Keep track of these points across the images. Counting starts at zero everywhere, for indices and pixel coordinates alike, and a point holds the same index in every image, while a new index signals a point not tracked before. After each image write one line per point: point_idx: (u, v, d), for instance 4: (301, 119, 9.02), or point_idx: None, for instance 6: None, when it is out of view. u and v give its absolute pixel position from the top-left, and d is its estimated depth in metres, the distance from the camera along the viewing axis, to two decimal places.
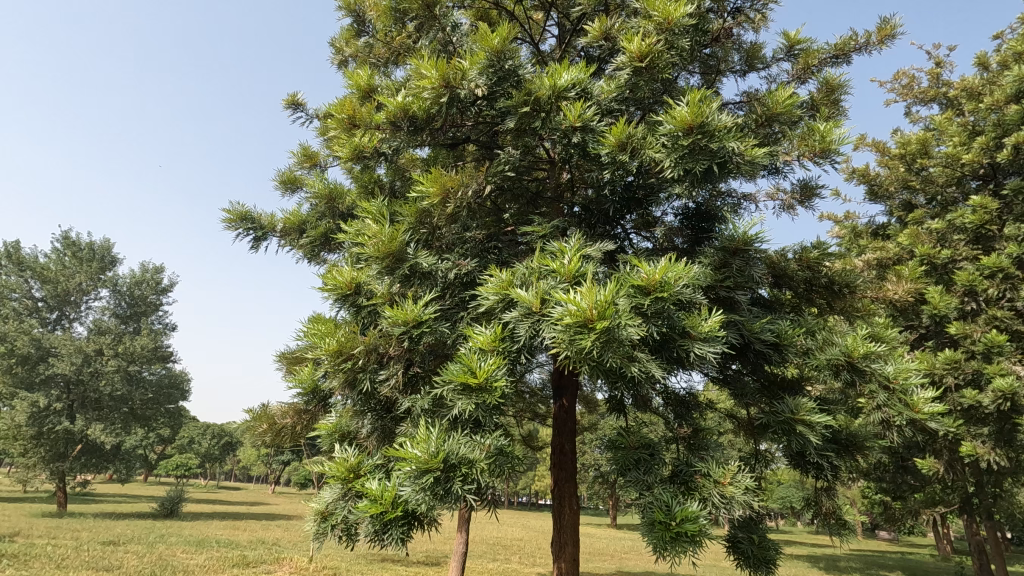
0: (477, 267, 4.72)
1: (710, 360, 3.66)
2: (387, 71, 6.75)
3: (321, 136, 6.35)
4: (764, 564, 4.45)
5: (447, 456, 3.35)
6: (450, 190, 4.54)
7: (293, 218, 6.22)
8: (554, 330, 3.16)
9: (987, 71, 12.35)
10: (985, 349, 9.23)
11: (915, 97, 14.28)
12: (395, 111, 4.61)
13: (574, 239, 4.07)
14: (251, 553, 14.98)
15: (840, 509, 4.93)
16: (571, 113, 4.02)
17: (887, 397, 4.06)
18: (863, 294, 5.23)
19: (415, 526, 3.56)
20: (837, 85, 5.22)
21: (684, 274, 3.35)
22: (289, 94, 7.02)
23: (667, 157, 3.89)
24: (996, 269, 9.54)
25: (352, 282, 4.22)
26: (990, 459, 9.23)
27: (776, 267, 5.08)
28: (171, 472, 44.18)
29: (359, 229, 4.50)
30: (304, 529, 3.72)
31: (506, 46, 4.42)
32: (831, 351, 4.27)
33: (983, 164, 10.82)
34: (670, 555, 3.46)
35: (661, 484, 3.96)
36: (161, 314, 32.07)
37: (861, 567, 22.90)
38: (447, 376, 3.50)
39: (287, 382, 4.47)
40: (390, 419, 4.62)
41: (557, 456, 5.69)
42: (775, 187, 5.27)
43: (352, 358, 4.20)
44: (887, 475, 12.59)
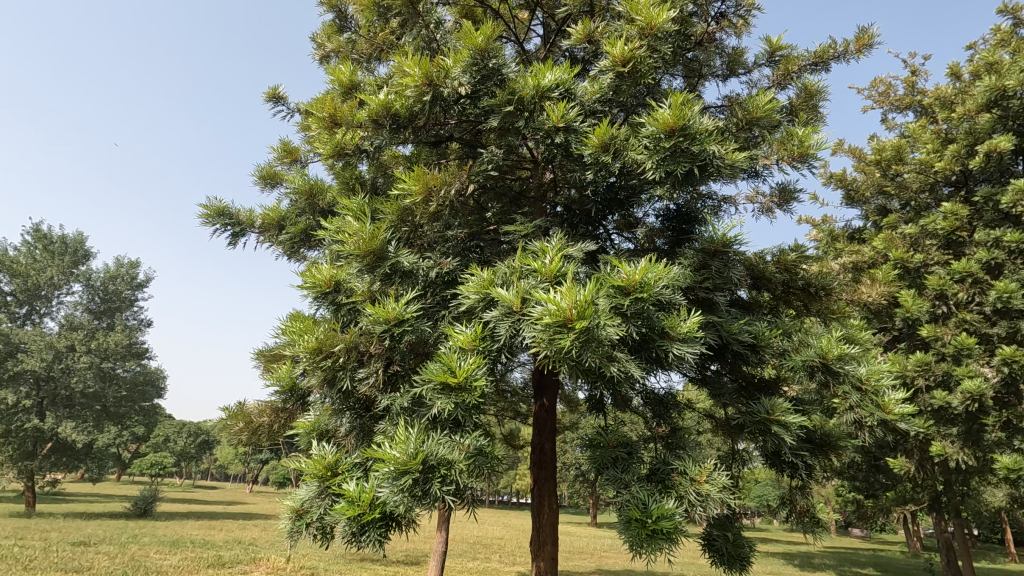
0: (459, 266, 4.71)
1: (688, 360, 3.69)
2: (370, 67, 6.71)
3: (302, 131, 6.27)
4: (738, 561, 4.52)
5: (426, 457, 3.34)
6: (433, 189, 4.53)
7: (272, 214, 6.13)
8: (533, 330, 3.16)
9: (960, 81, 12.68)
10: (954, 351, 9.47)
11: (891, 104, 14.61)
12: (377, 109, 4.58)
13: (556, 239, 4.08)
14: (226, 553, 14.74)
15: (814, 507, 5.02)
16: (554, 113, 4.03)
17: (860, 398, 4.17)
18: (838, 296, 5.33)
19: (393, 527, 3.54)
20: (815, 91, 5.31)
21: (664, 275, 3.37)
22: (270, 88, 6.92)
23: (649, 159, 3.92)
24: (966, 273, 9.81)
25: (331, 280, 4.17)
26: (958, 458, 9.48)
27: (755, 268, 5.15)
28: (145, 471, 43.23)
29: (340, 226, 4.46)
30: (278, 528, 3.68)
31: (490, 44, 4.40)
32: (806, 352, 4.34)
33: (955, 171, 11.11)
34: (647, 553, 3.49)
35: (638, 482, 3.99)
36: (136, 310, 31.43)
37: (835, 565, 23.33)
38: (426, 375, 3.48)
39: (264, 379, 4.41)
40: (369, 417, 4.58)
41: (537, 455, 5.69)
42: (754, 190, 5.32)
43: (332, 357, 4.16)
44: (860, 474, 12.85)
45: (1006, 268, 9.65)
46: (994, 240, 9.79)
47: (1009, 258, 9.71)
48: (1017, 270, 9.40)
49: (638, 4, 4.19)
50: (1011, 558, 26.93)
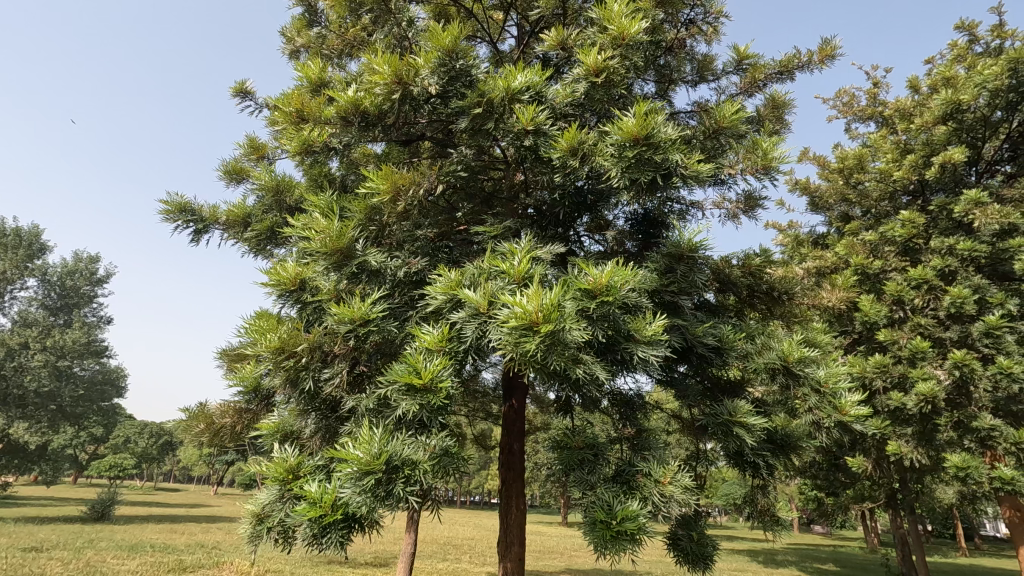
0: (427, 266, 4.68)
1: (653, 362, 3.73)
2: (341, 64, 6.63)
3: (269, 127, 6.14)
4: (701, 560, 4.59)
5: (390, 458, 3.32)
6: (401, 188, 4.50)
7: (237, 211, 5.99)
8: (499, 332, 3.16)
9: (919, 93, 13.16)
10: (910, 355, 9.83)
11: (854, 114, 15.10)
12: (346, 105, 4.52)
13: (525, 241, 4.09)
14: (188, 558, 14.34)
15: (776, 506, 5.15)
16: (523, 116, 4.04)
17: (818, 400, 4.28)
18: (800, 301, 5.48)
19: (357, 529, 3.49)
20: (781, 102, 5.44)
21: (629, 279, 3.41)
22: (237, 82, 6.75)
23: (616, 166, 3.97)
24: (922, 280, 10.14)
25: (296, 278, 4.10)
26: (912, 457, 9.86)
27: (720, 272, 5.26)
28: (103, 474, 41.66)
29: (306, 224, 4.39)
30: (238, 532, 3.60)
31: (459, 45, 4.37)
32: (768, 355, 4.46)
33: (912, 181, 11.51)
34: (610, 554, 3.52)
35: (604, 483, 4.01)
36: (96, 306, 30.37)
37: (797, 561, 23.98)
38: (391, 376, 3.46)
39: (227, 379, 4.34)
40: (335, 418, 4.51)
41: (506, 456, 5.69)
42: (720, 196, 5.42)
43: (295, 357, 4.08)
44: (821, 473, 13.22)
45: (958, 275, 10.05)
46: (948, 247, 10.18)
47: (961, 265, 10.12)
48: (969, 277, 9.80)
49: (610, 14, 4.24)
50: (961, 552, 28.09)
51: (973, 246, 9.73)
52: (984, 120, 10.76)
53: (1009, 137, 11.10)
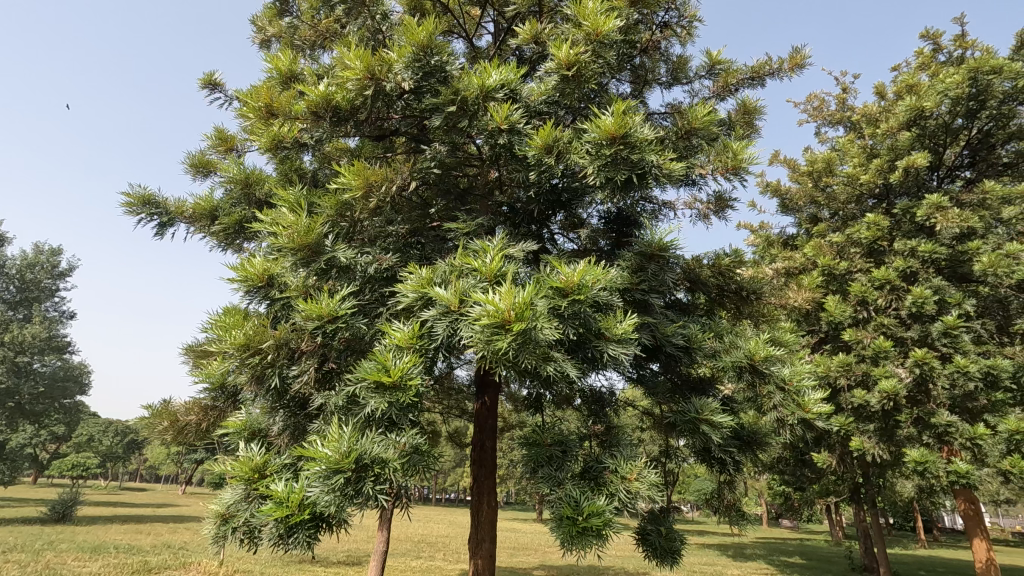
0: (398, 263, 4.63)
1: (623, 360, 3.75)
2: (314, 55, 6.54)
3: (238, 119, 6.01)
4: (669, 555, 4.66)
5: (359, 456, 3.28)
6: (373, 184, 4.45)
7: (204, 204, 5.84)
8: (470, 329, 3.14)
9: (885, 99, 13.54)
10: (874, 353, 10.13)
11: (824, 118, 15.46)
12: (317, 100, 4.42)
13: (497, 239, 4.08)
14: (153, 559, 14.01)
15: (741, 499, 5.26)
16: (497, 114, 4.03)
17: (783, 397, 4.38)
18: (768, 300, 5.59)
19: (324, 528, 3.45)
20: (752, 106, 5.54)
21: (601, 277, 3.43)
22: (205, 73, 6.58)
23: (591, 164, 3.97)
24: (885, 281, 10.48)
25: (264, 274, 4.03)
26: (874, 452, 10.17)
27: (691, 272, 5.33)
28: (65, 473, 40.27)
29: (275, 218, 4.31)
30: (202, 533, 3.51)
31: (433, 41, 4.31)
32: (735, 353, 4.50)
33: (878, 184, 11.81)
34: (577, 550, 3.55)
35: (573, 480, 4.04)
36: (57, 300, 29.33)
37: (765, 554, 24.53)
38: (360, 373, 3.41)
39: (193, 376, 4.27)
40: (303, 416, 4.44)
41: (477, 453, 5.69)
42: (692, 196, 5.49)
43: (261, 354, 4.01)
44: (788, 468, 13.56)
45: (919, 276, 10.38)
46: (910, 249, 10.51)
47: (922, 267, 10.45)
48: (930, 278, 10.14)
49: (585, 11, 4.25)
50: (919, 543, 29.09)
51: (934, 248, 10.05)
52: (946, 127, 11.13)
53: (969, 143, 11.48)
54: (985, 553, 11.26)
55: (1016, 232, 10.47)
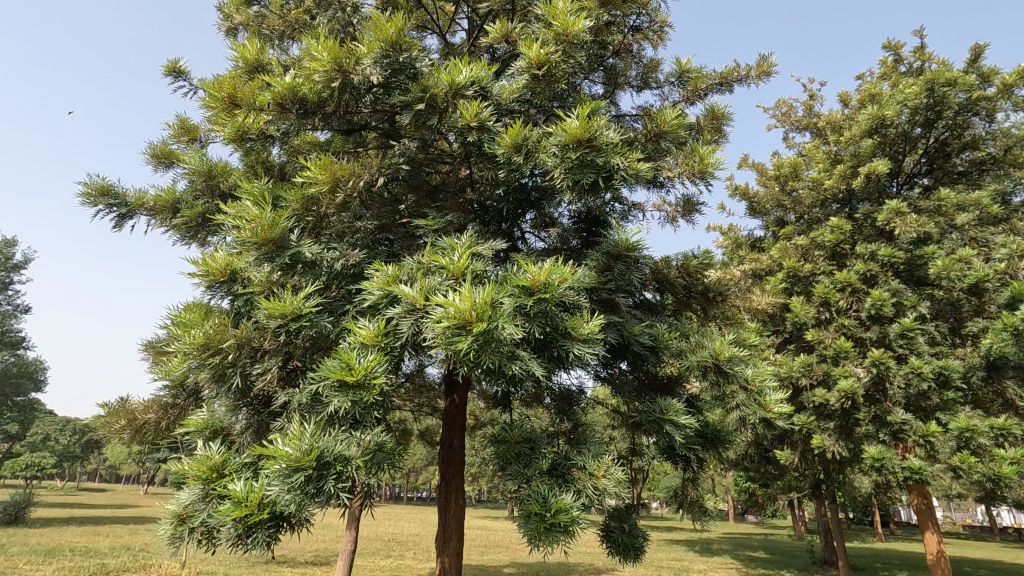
0: (366, 259, 4.58)
1: (588, 360, 3.77)
2: (283, 46, 6.42)
3: (202, 108, 5.85)
4: (632, 550, 4.72)
5: (321, 454, 3.23)
6: (341, 179, 4.39)
7: (166, 196, 5.67)
8: (434, 329, 3.13)
9: (849, 107, 13.94)
10: (835, 353, 10.47)
11: (791, 124, 15.85)
12: (283, 92, 4.36)
13: (465, 237, 4.07)
14: (111, 561, 13.56)
15: (704, 496, 5.35)
16: (467, 112, 4.03)
17: (744, 398, 4.47)
18: (733, 302, 5.70)
19: (285, 528, 3.39)
20: (720, 111, 5.63)
21: (567, 277, 3.45)
22: (169, 61, 6.39)
23: (558, 166, 3.99)
24: (847, 283, 10.84)
25: (226, 269, 3.96)
26: (834, 450, 10.51)
27: (659, 273, 5.40)
28: (17, 474, 38.54)
29: (239, 212, 4.20)
30: (157, 534, 3.41)
31: (402, 36, 4.28)
32: (699, 353, 4.56)
33: (841, 190, 12.17)
34: (544, 545, 3.57)
35: (540, 477, 4.05)
36: (11, 294, 28.12)
37: (730, 549, 25.05)
38: (322, 372, 3.35)
39: (151, 374, 4.15)
40: (266, 414, 4.36)
41: (446, 451, 5.68)
42: (661, 198, 5.56)
43: (221, 353, 3.94)
44: (753, 465, 13.91)
45: (879, 279, 10.74)
46: (871, 253, 10.87)
47: (881, 270, 10.81)
48: (888, 282, 10.49)
49: (556, 11, 4.25)
50: (876, 537, 30.14)
51: (892, 252, 10.41)
52: (905, 136, 11.54)
53: (927, 152, 11.90)
54: (935, 545, 11.74)
55: (968, 238, 10.93)
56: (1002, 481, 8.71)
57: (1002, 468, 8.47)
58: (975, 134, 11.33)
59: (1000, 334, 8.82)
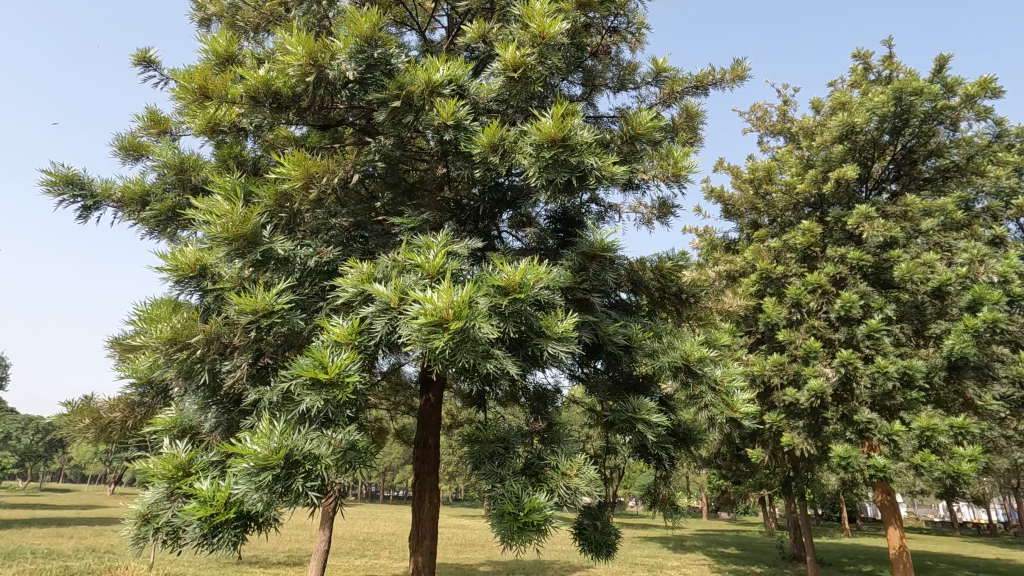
0: (340, 256, 4.54)
1: (563, 359, 3.79)
2: (258, 38, 6.32)
3: (173, 99, 5.71)
4: (604, 547, 4.77)
5: (289, 453, 3.19)
6: (314, 175, 4.35)
7: (134, 188, 5.52)
8: (408, 327, 3.12)
9: (822, 113, 14.26)
10: (805, 354, 10.73)
11: (766, 128, 16.17)
12: (256, 85, 4.28)
13: (441, 235, 4.05)
14: (75, 564, 13.17)
15: (675, 494, 5.43)
16: (443, 110, 4.01)
17: (713, 397, 4.55)
18: (706, 304, 5.78)
19: (251, 527, 3.34)
20: (694, 113, 5.70)
21: (542, 277, 3.46)
22: (139, 49, 6.23)
23: (533, 165, 3.99)
24: (817, 285, 11.11)
25: (196, 265, 3.88)
26: (803, 447, 10.77)
27: (634, 274, 5.46)
28: None
29: (210, 206, 4.11)
30: (120, 534, 3.34)
31: (377, 33, 4.26)
32: (672, 353, 4.62)
33: (813, 194, 12.42)
34: (517, 545, 3.59)
35: (513, 476, 4.06)
36: None
37: (703, 546, 25.47)
38: (294, 370, 3.29)
39: (117, 371, 4.06)
40: (237, 412, 4.31)
41: (421, 449, 5.67)
42: (637, 201, 5.61)
43: (189, 349, 3.88)
44: (725, 463, 14.18)
45: (848, 282, 11.03)
46: (841, 256, 11.15)
47: (850, 273, 11.10)
48: (856, 284, 10.78)
49: (532, 12, 4.25)
50: (844, 533, 30.85)
51: (861, 255, 10.70)
52: (874, 142, 11.87)
53: (894, 158, 12.25)
54: (898, 540, 12.13)
55: (933, 242, 11.27)
56: (961, 478, 8.99)
57: (961, 465, 8.77)
58: (940, 142, 11.70)
59: (961, 336, 9.13)
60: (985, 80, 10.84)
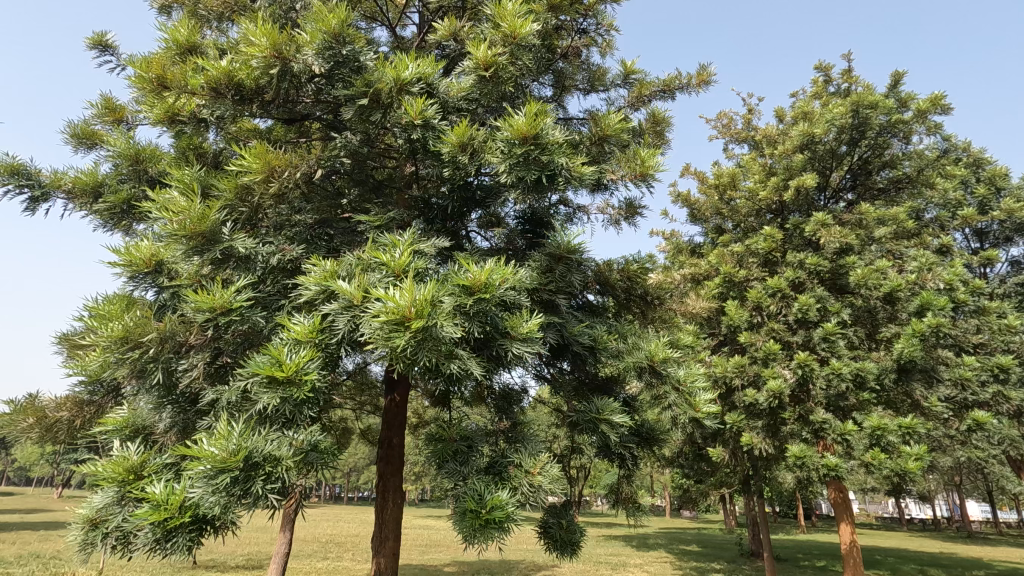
0: (303, 254, 4.44)
1: (527, 359, 3.80)
2: (221, 27, 6.14)
3: (129, 86, 5.51)
4: (568, 546, 4.80)
5: (248, 454, 3.11)
6: (276, 169, 4.24)
7: (87, 179, 5.31)
8: (370, 325, 3.09)
9: (784, 122, 14.70)
10: (764, 356, 11.05)
11: (731, 136, 16.58)
12: (217, 76, 4.16)
13: (408, 233, 4.02)
14: (17, 571, 12.57)
15: (638, 493, 5.51)
16: (412, 108, 3.98)
17: (676, 397, 4.63)
18: (670, 306, 5.90)
19: (207, 531, 3.26)
20: (661, 118, 5.80)
21: (508, 277, 3.47)
22: (95, 33, 5.98)
23: (503, 163, 4.00)
24: (777, 289, 11.44)
25: (152, 260, 3.75)
26: (761, 447, 11.07)
27: (601, 275, 5.51)
28: None
29: (166, 200, 3.97)
30: (66, 541, 3.20)
31: (346, 29, 4.22)
32: (636, 354, 4.69)
33: (774, 201, 12.78)
34: (478, 543, 3.58)
35: (477, 475, 4.06)
36: None
37: (665, 543, 26.00)
38: (251, 369, 3.21)
39: (64, 369, 3.88)
40: (193, 412, 4.18)
41: (385, 449, 5.61)
42: (605, 202, 5.68)
43: (141, 348, 3.74)
44: (687, 462, 14.48)
45: (806, 286, 11.42)
46: (800, 262, 11.53)
47: (808, 278, 11.49)
48: (814, 289, 11.17)
49: (504, 12, 4.24)
50: (800, 529, 31.89)
51: (818, 261, 11.12)
52: (832, 153, 12.32)
53: (851, 168, 12.71)
54: (849, 535, 12.60)
55: (886, 250, 11.74)
56: (908, 476, 9.40)
57: (908, 463, 9.17)
58: (893, 154, 12.22)
59: (910, 341, 9.53)
60: (935, 97, 11.37)
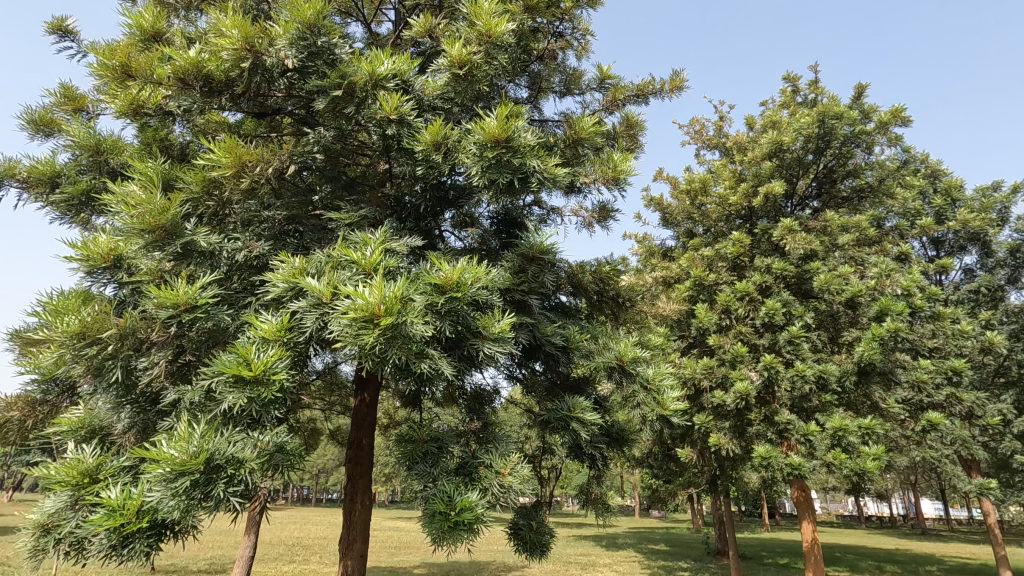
0: (271, 250, 4.34)
1: (498, 359, 3.80)
2: (189, 17, 5.98)
3: (90, 74, 5.32)
4: (538, 547, 4.81)
5: (210, 457, 3.02)
6: (246, 164, 4.15)
7: (44, 168, 5.12)
8: (338, 323, 3.04)
9: (754, 130, 15.05)
10: (731, 358, 11.29)
11: (703, 142, 16.89)
12: (185, 66, 4.05)
13: (379, 231, 3.97)
14: None
15: (607, 494, 5.55)
16: (387, 104, 3.96)
17: (645, 397, 4.69)
18: (641, 307, 5.97)
19: (166, 536, 3.16)
20: (635, 122, 5.86)
21: (479, 277, 3.46)
22: (55, 17, 5.77)
23: (475, 165, 3.99)
24: (745, 292, 11.70)
25: (110, 254, 3.63)
26: (728, 447, 11.30)
27: (574, 276, 5.54)
28: None
29: (126, 193, 3.84)
30: (15, 547, 3.05)
31: (320, 21, 4.18)
32: (606, 354, 4.73)
33: (744, 207, 13.07)
34: (447, 544, 3.56)
35: (446, 476, 4.04)
36: None
37: (634, 543, 26.34)
38: (215, 367, 3.12)
39: (16, 367, 3.72)
40: (154, 412, 4.04)
41: (354, 450, 5.52)
42: (578, 204, 5.72)
43: (99, 344, 3.61)
44: (656, 463, 14.67)
45: (772, 290, 11.71)
46: (767, 266, 11.82)
47: (774, 282, 11.79)
48: (780, 292, 11.47)
49: (480, 11, 4.23)
50: (765, 528, 32.68)
51: (784, 265, 11.43)
52: (799, 161, 12.67)
53: (816, 176, 13.09)
54: (811, 533, 12.95)
55: (848, 256, 12.11)
56: (866, 475, 9.71)
57: (867, 463, 9.47)
58: (856, 163, 12.64)
59: (870, 344, 9.85)
60: (896, 109, 11.81)
